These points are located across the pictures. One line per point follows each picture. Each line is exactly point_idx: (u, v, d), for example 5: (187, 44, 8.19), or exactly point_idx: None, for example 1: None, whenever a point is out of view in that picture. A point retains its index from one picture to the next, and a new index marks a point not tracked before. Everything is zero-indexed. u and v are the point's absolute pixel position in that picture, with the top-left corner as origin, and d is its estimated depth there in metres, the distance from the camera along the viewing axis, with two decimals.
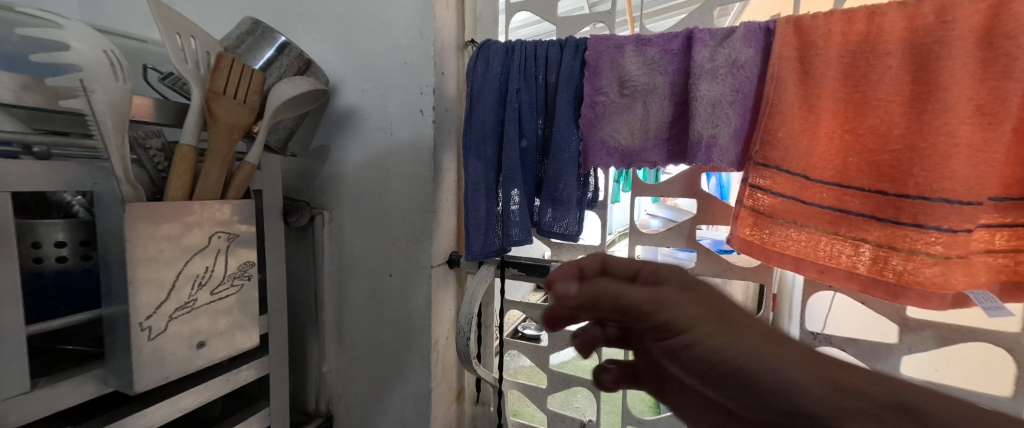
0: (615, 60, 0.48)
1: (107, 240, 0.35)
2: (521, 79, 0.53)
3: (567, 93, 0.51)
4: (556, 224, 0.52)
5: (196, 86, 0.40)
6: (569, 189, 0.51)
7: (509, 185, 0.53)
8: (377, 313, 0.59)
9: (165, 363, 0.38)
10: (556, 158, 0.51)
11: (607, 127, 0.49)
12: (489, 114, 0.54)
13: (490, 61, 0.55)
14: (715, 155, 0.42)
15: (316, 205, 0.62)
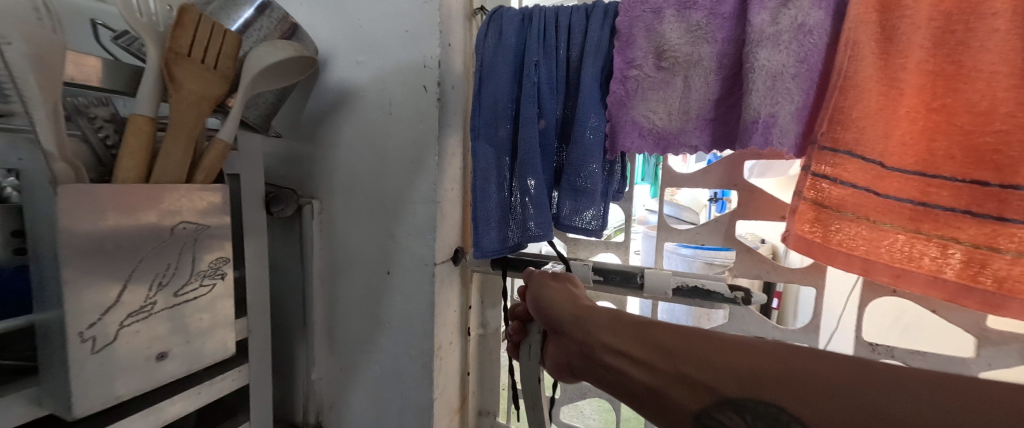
0: (653, 28, 0.43)
1: (38, 230, 0.28)
2: (540, 52, 0.48)
3: (593, 67, 0.46)
4: (576, 222, 0.48)
5: (153, 46, 0.33)
6: (594, 179, 0.47)
7: (526, 172, 0.47)
8: (374, 315, 0.53)
9: (115, 379, 0.31)
10: (582, 143, 0.47)
11: (640, 106, 0.45)
12: (505, 91, 0.49)
13: (505, 31, 0.50)
14: (776, 136, 0.37)
15: (304, 194, 0.56)
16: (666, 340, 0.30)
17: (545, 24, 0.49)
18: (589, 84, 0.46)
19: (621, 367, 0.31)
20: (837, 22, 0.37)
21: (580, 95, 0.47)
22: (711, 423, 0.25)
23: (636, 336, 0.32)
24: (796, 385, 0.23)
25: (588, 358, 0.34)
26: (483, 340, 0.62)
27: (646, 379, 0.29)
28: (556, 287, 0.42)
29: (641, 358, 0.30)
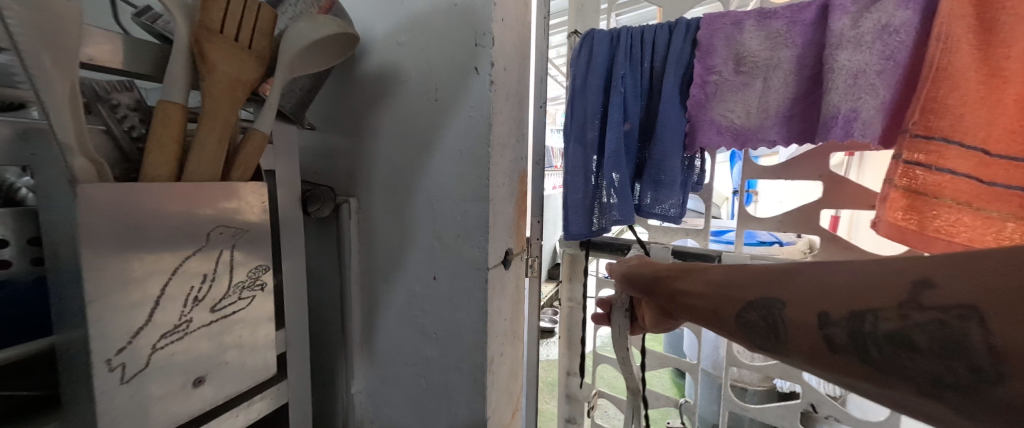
0: (727, 42, 0.55)
1: (55, 238, 0.23)
2: (629, 70, 0.62)
3: (673, 77, 0.59)
4: (656, 208, 0.62)
5: (180, 19, 0.28)
6: (671, 170, 0.60)
7: (611, 168, 0.62)
8: (419, 325, 0.48)
9: (149, 409, 0.27)
10: (661, 140, 0.60)
11: (718, 106, 0.56)
12: (597, 101, 0.64)
13: (597, 47, 0.64)
14: (857, 127, 0.47)
15: (340, 192, 0.51)
16: (734, 280, 0.34)
17: (633, 43, 0.62)
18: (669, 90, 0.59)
19: (680, 299, 0.38)
20: (926, 20, 0.45)
21: (662, 101, 0.60)
22: (740, 319, 0.32)
23: (686, 275, 0.39)
24: (791, 280, 0.30)
25: (673, 313, 0.39)
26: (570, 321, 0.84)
27: (692, 303, 0.36)
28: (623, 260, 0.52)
29: (698, 293, 0.36)
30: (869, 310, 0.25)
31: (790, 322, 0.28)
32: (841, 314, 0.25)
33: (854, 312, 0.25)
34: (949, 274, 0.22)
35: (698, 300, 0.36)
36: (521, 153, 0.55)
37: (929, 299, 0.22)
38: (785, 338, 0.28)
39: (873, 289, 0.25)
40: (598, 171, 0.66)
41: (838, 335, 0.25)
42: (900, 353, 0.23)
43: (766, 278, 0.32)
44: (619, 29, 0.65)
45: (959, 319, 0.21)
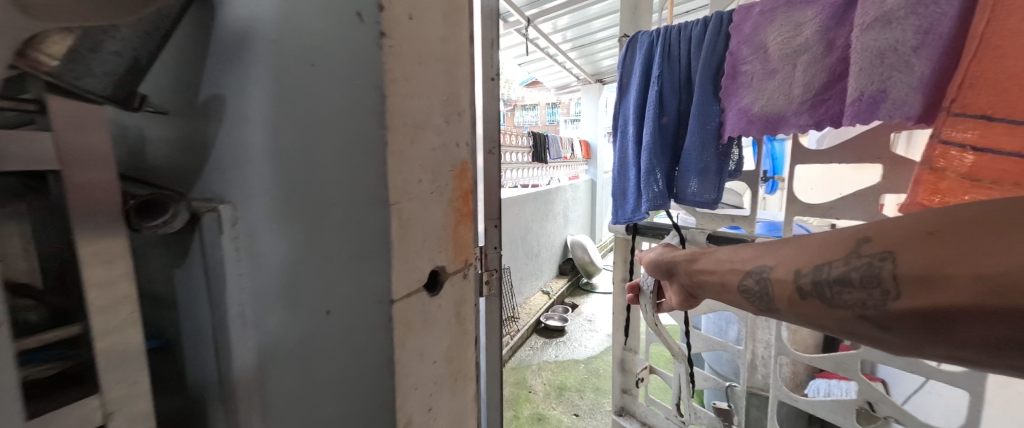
0: (744, 56, 0.90)
1: None
2: (666, 82, 1.05)
3: (703, 72, 0.98)
4: (692, 190, 1.02)
5: None
6: (693, 163, 1.01)
7: (687, 163, 1.02)
8: (310, 372, 0.36)
9: None
10: (691, 134, 1.00)
11: (749, 94, 0.90)
12: (639, 101, 1.10)
13: (637, 55, 1.13)
14: (895, 109, 0.69)
15: (213, 195, 0.38)
16: (734, 259, 0.61)
17: (664, 59, 1.05)
18: (699, 95, 0.97)
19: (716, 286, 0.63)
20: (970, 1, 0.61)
21: (699, 94, 0.98)
22: (744, 290, 0.55)
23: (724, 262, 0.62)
24: (781, 252, 0.53)
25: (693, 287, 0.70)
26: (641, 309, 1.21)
27: (738, 289, 0.56)
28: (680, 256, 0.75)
29: (713, 275, 0.64)
30: (828, 265, 0.44)
31: (800, 291, 0.47)
32: (807, 277, 0.46)
33: (818, 267, 0.45)
34: (878, 237, 0.40)
35: (706, 274, 0.66)
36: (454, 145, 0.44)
37: (863, 249, 0.41)
38: (773, 294, 0.50)
39: (815, 252, 0.47)
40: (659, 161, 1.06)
41: (805, 283, 0.46)
42: (836, 287, 0.42)
43: (763, 256, 0.55)
44: (659, 34, 1.07)
45: (879, 260, 0.38)
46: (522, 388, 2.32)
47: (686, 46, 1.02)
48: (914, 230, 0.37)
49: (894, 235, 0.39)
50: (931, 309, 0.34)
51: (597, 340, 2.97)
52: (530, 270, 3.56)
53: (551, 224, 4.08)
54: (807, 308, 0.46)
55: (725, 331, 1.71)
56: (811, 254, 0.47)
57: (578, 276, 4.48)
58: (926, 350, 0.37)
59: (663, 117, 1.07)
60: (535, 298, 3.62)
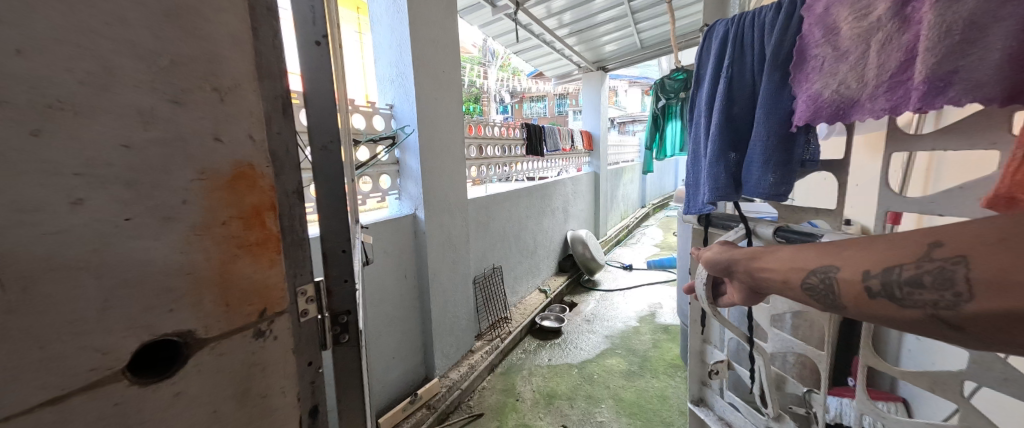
0: (815, 39, 0.83)
1: None
2: (738, 73, 1.04)
3: (773, 58, 0.93)
4: (757, 184, 0.98)
5: None
6: (758, 152, 0.96)
7: (751, 154, 0.98)
8: None
9: None
10: (760, 122, 0.96)
11: (817, 82, 0.83)
12: (712, 89, 1.10)
13: (718, 39, 1.11)
14: (968, 92, 0.60)
15: None
16: (794, 260, 0.63)
17: (735, 50, 1.04)
18: (768, 84, 0.94)
19: (778, 283, 0.65)
20: None
21: (767, 84, 0.95)
22: (806, 287, 0.58)
23: (785, 258, 0.65)
24: (840, 252, 0.56)
25: (752, 279, 0.72)
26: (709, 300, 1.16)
27: (796, 284, 0.60)
28: (737, 254, 0.78)
29: (773, 270, 0.66)
30: (897, 266, 0.48)
31: (859, 287, 0.52)
32: (875, 279, 0.50)
33: (886, 268, 0.49)
34: (948, 241, 0.45)
35: (766, 273, 0.68)
36: (133, 143, 0.39)
37: (934, 253, 0.45)
38: (837, 292, 0.54)
39: (884, 253, 0.51)
40: (729, 149, 1.05)
41: (873, 283, 0.50)
42: (906, 287, 0.47)
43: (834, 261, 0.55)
44: (743, 16, 1.03)
45: (954, 262, 0.43)
46: (511, 396, 2.19)
47: (760, 34, 0.99)
48: (993, 239, 0.42)
49: (964, 241, 0.44)
50: (1021, 310, 0.38)
51: (594, 342, 2.82)
52: (526, 268, 3.42)
53: (550, 219, 3.93)
54: (865, 303, 0.51)
55: None
56: (874, 255, 0.52)
57: (579, 273, 4.31)
58: (983, 344, 0.43)
59: (733, 104, 1.05)
60: (532, 297, 3.47)
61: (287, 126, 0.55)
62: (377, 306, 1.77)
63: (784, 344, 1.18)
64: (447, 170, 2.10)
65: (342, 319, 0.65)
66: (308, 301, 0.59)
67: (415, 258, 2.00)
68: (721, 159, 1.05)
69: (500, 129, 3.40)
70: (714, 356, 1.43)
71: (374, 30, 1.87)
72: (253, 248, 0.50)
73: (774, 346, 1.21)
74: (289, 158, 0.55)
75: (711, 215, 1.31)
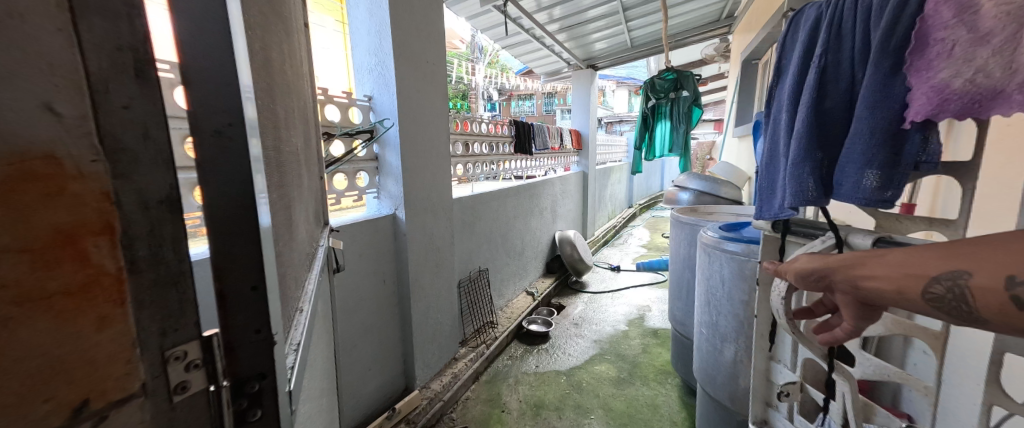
0: (942, 18, 0.67)
1: None
2: (834, 63, 0.85)
3: (879, 42, 0.75)
4: (853, 190, 0.79)
5: None
6: (858, 152, 0.78)
7: (848, 157, 0.80)
8: None
9: None
10: (860, 118, 0.78)
11: (940, 72, 0.67)
12: (795, 82, 0.92)
13: (806, 25, 0.92)
14: None
15: None
16: (907, 266, 0.58)
17: (830, 36, 0.86)
18: (873, 74, 0.76)
19: (886, 294, 0.60)
20: None
21: (869, 75, 0.77)
22: (929, 294, 0.54)
23: (892, 264, 0.60)
24: (962, 256, 0.54)
25: (848, 287, 0.65)
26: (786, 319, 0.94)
27: (917, 291, 0.56)
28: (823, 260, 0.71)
29: (878, 278, 0.61)
30: None
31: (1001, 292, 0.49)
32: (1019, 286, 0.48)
33: None
34: None
35: (874, 281, 0.61)
36: None
37: None
38: (973, 300, 0.51)
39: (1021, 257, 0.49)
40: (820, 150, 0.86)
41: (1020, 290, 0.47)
42: None
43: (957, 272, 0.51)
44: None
45: None
46: (496, 407, 2.08)
47: (862, 15, 0.80)
48: None
49: None
50: None
51: (582, 347, 2.74)
52: (512, 270, 3.31)
53: (538, 220, 3.84)
54: (1003, 311, 0.49)
55: (719, 351, 1.45)
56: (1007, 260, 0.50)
57: (567, 274, 4.23)
58: None
59: (822, 99, 0.86)
60: (519, 300, 3.37)
61: (144, 98, 0.32)
62: (351, 315, 1.62)
63: (881, 372, 0.84)
64: (430, 167, 1.96)
65: (251, 387, 0.41)
66: (192, 369, 0.36)
67: (395, 261, 1.86)
68: (807, 162, 0.86)
69: (487, 125, 3.29)
70: (780, 376, 1.07)
71: (352, 14, 1.71)
72: (71, 302, 0.27)
73: (866, 374, 0.87)
74: (152, 146, 0.32)
75: (789, 221, 1.02)
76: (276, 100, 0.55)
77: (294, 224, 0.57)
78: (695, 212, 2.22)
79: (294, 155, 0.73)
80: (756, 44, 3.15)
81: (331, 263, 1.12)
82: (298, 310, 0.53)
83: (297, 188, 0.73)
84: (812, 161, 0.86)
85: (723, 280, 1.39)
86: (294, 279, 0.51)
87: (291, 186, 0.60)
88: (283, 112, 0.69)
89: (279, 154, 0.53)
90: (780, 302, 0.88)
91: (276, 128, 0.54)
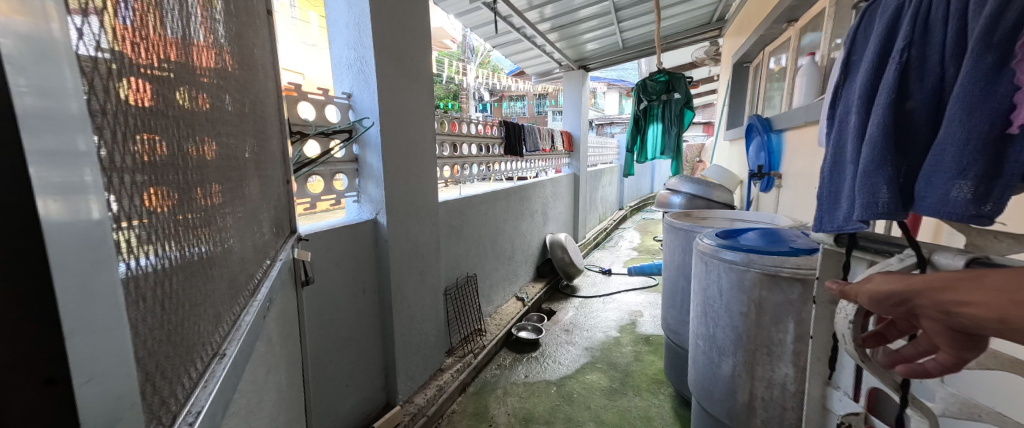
0: None
1: None
2: (920, 55, 0.66)
3: (981, 26, 0.57)
4: (940, 204, 0.62)
5: None
6: (948, 159, 0.60)
7: (933, 168, 0.63)
8: None
9: None
10: (950, 121, 0.60)
11: None
12: (861, 81, 0.75)
13: (883, 11, 0.75)
14: None
15: None
16: (1015, 290, 0.48)
17: (915, 23, 0.67)
18: (969, 69, 0.58)
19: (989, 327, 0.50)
20: None
21: (965, 69, 0.58)
22: None
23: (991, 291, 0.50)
24: None
25: (937, 313, 0.56)
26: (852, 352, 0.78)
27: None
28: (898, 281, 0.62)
29: (973, 305, 0.51)
30: None
31: None
32: None
33: None
34: None
35: (970, 308, 0.52)
36: None
37: None
38: None
39: None
40: (895, 161, 0.69)
41: None
42: None
43: None
44: None
45: None
46: (483, 422, 1.99)
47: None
48: None
49: None
50: None
51: (573, 355, 2.66)
52: (502, 275, 3.21)
53: (528, 223, 3.76)
54: None
55: (717, 364, 1.37)
56: None
57: (557, 278, 4.16)
58: None
59: (904, 100, 0.68)
60: (508, 305, 3.28)
61: None
62: (325, 329, 1.52)
63: (970, 411, 0.69)
64: (414, 170, 1.85)
65: None
66: None
67: (376, 270, 1.75)
68: (874, 177, 0.69)
69: (478, 126, 3.20)
70: (840, 406, 0.92)
71: (328, 6, 1.61)
72: None
73: (949, 411, 0.72)
74: None
75: (857, 235, 0.85)
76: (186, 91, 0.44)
77: (220, 247, 0.46)
78: (689, 217, 2.16)
79: (237, 157, 0.63)
80: (748, 47, 3.13)
81: (298, 276, 1.01)
82: (219, 356, 0.37)
83: (241, 195, 0.62)
84: (876, 175, 0.69)
85: (721, 291, 1.32)
86: (192, 322, 0.34)
87: (219, 195, 0.50)
88: (223, 106, 0.59)
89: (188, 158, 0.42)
90: (849, 327, 0.77)
91: (185, 125, 0.43)
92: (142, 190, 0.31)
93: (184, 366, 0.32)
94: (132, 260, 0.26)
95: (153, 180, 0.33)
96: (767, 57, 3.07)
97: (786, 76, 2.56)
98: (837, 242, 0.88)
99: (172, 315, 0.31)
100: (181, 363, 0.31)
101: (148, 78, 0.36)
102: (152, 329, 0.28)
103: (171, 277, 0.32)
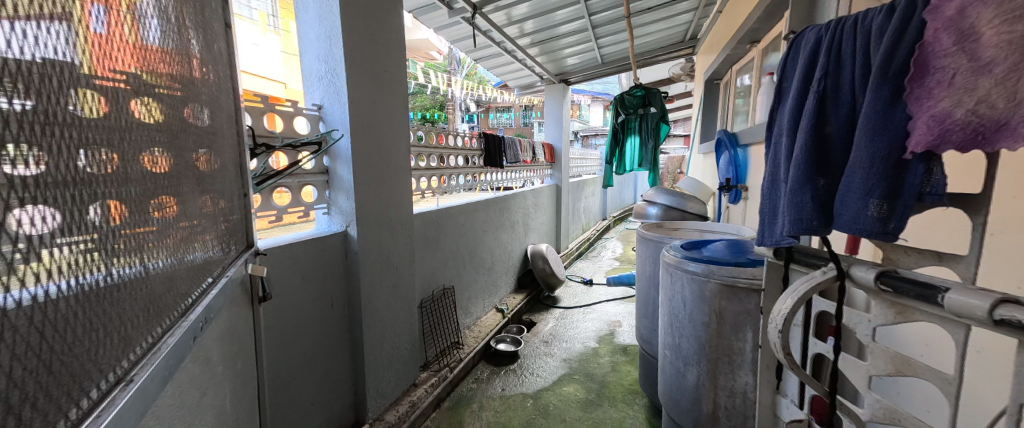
0: (939, 48, 0.58)
1: None
2: (834, 85, 0.74)
3: (879, 64, 0.64)
4: (853, 220, 0.67)
5: None
6: (857, 180, 0.66)
7: (848, 187, 0.68)
8: None
9: None
10: (858, 145, 0.66)
11: (943, 100, 0.57)
12: (789, 106, 0.82)
13: (806, 46, 0.82)
14: None
15: None
16: None
17: (830, 58, 0.75)
18: (871, 100, 0.65)
19: None
20: None
21: (865, 100, 0.66)
22: None
23: None
24: None
25: None
26: (785, 358, 0.81)
27: None
28: None
29: None
30: None
31: None
32: None
33: None
34: None
35: None
36: None
37: None
38: None
39: None
40: (818, 180, 0.75)
41: None
42: None
43: None
44: (835, 20, 0.77)
45: None
46: None
47: (862, 34, 0.70)
48: None
49: None
50: None
51: (552, 366, 2.65)
52: (481, 287, 3.19)
53: (509, 234, 3.77)
54: None
55: (683, 374, 1.39)
56: None
57: (538, 289, 4.16)
58: None
59: (823, 125, 0.74)
60: (487, 317, 3.26)
61: None
62: (288, 345, 1.48)
63: (891, 417, 0.70)
64: (386, 182, 1.83)
65: None
66: None
67: (346, 283, 1.72)
68: (801, 195, 0.75)
69: (464, 138, 3.23)
70: (787, 413, 0.95)
71: (301, 18, 1.61)
72: None
73: (874, 417, 0.72)
74: None
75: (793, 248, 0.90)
76: (127, 102, 0.45)
77: (142, 267, 0.45)
78: (661, 229, 2.20)
79: (188, 171, 0.62)
80: (717, 65, 3.27)
81: (254, 291, 0.98)
82: (124, 382, 0.36)
83: (192, 211, 0.62)
84: (802, 192, 0.75)
85: (685, 301, 1.35)
86: (85, 348, 0.34)
87: (159, 210, 0.50)
88: (178, 119, 0.60)
89: (126, 171, 0.43)
90: (778, 337, 0.80)
91: (124, 138, 0.43)
92: (102, 204, 0.38)
93: (70, 399, 0.31)
94: (39, 287, 0.27)
95: (66, 200, 0.33)
96: (735, 74, 3.22)
97: (752, 93, 2.68)
98: (776, 253, 0.92)
99: (61, 339, 0.30)
100: (66, 394, 0.30)
101: (89, 92, 0.38)
102: (36, 357, 0.27)
103: (63, 301, 0.31)
